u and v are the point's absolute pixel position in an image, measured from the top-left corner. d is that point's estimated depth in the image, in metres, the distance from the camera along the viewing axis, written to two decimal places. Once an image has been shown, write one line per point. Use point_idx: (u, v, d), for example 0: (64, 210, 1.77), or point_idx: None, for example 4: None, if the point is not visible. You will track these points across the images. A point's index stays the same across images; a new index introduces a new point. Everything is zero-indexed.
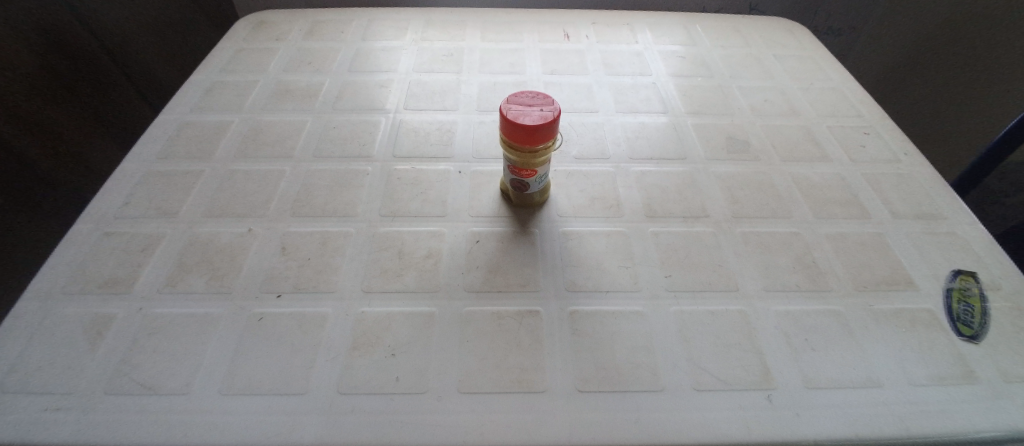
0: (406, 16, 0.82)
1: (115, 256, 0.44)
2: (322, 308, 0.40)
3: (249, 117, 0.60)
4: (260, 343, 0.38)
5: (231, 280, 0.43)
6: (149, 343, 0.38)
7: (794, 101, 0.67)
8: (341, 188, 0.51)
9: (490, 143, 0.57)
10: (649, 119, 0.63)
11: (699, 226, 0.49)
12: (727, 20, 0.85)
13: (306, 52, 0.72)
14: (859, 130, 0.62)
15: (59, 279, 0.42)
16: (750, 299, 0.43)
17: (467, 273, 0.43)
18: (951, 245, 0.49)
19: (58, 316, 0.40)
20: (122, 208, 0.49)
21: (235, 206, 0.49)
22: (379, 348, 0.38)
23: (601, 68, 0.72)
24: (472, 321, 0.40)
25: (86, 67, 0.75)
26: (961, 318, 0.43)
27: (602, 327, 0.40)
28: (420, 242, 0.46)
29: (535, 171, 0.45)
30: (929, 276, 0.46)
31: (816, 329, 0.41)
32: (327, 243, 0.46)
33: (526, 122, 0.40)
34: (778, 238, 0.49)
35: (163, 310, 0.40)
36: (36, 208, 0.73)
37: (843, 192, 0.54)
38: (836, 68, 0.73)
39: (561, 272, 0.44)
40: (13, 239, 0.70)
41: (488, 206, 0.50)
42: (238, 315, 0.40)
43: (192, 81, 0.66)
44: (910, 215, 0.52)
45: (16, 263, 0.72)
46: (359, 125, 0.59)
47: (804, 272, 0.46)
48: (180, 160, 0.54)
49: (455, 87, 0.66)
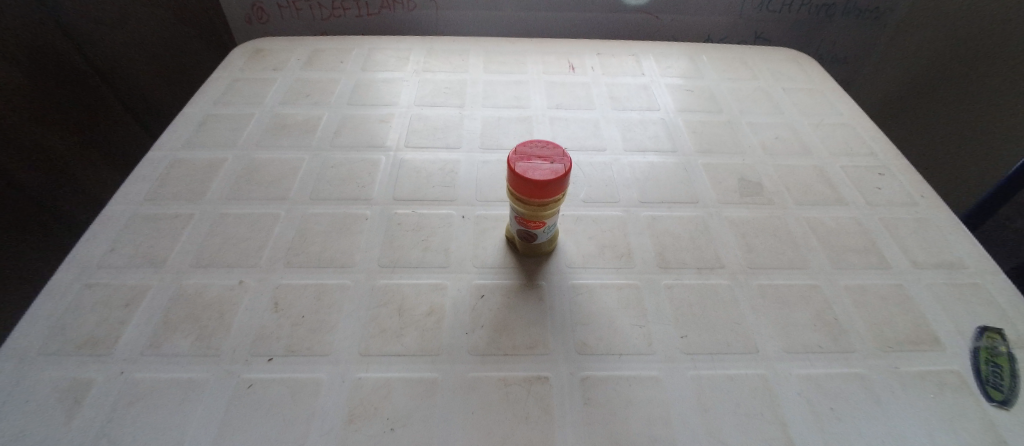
0: (407, 44, 0.80)
1: (96, 311, 0.42)
2: (315, 373, 0.38)
3: (243, 154, 0.58)
4: (249, 414, 0.35)
5: (219, 340, 0.40)
6: (128, 413, 0.35)
7: (807, 139, 0.65)
8: (338, 234, 0.49)
9: (495, 184, 0.55)
10: (658, 159, 0.61)
11: (713, 278, 0.47)
12: (733, 51, 0.84)
13: (304, 83, 0.70)
14: (874, 171, 0.61)
15: (34, 338, 0.40)
16: (770, 362, 0.41)
17: (472, 332, 0.41)
18: (975, 298, 0.47)
19: (30, 381, 0.37)
20: (105, 255, 0.46)
21: (226, 254, 0.47)
22: (376, 420, 0.35)
23: (607, 102, 0.70)
24: (476, 389, 0.37)
25: (84, 95, 0.73)
26: (990, 380, 0.40)
27: (614, 395, 0.38)
28: (421, 297, 0.43)
29: (543, 223, 0.43)
30: (954, 332, 0.44)
31: (839, 396, 0.39)
32: (323, 297, 0.43)
33: (535, 176, 0.38)
34: (796, 291, 0.46)
35: (146, 374, 0.38)
36: (39, 238, 0.71)
37: (861, 239, 0.52)
38: (847, 103, 0.72)
39: (570, 330, 0.42)
40: (16, 272, 0.69)
41: (493, 255, 0.48)
42: (226, 381, 0.37)
43: (183, 114, 0.63)
44: (930, 264, 0.50)
45: (19, 298, 0.70)
46: (358, 163, 0.57)
47: (825, 330, 0.43)
48: (169, 202, 0.52)
49: (458, 122, 0.64)
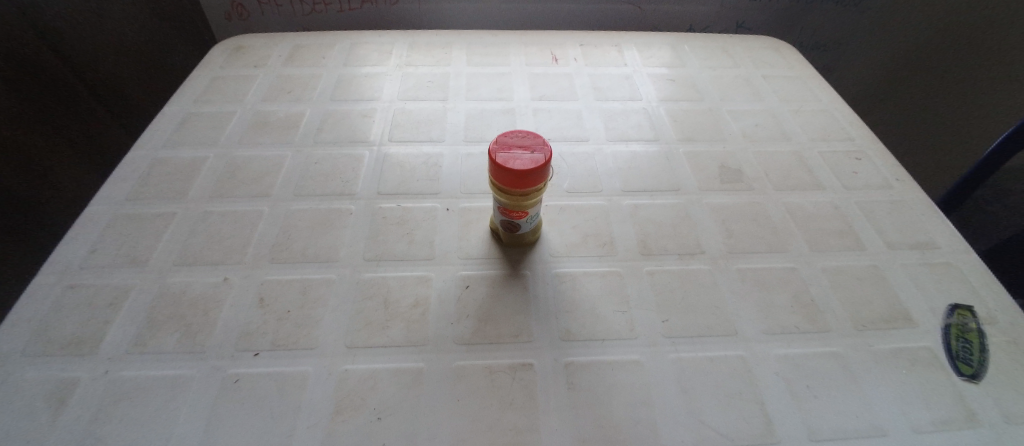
0: (389, 38, 0.80)
1: (80, 311, 0.42)
2: (302, 367, 0.38)
3: (224, 152, 0.58)
4: (237, 409, 0.36)
5: (205, 337, 0.40)
6: (114, 412, 0.35)
7: (787, 126, 0.66)
8: (322, 229, 0.49)
9: (479, 176, 0.56)
10: (641, 148, 0.61)
11: (695, 264, 0.48)
12: (716, 39, 0.84)
13: (285, 79, 0.70)
14: (851, 156, 0.62)
15: (16, 340, 0.39)
16: (749, 343, 0.42)
17: (457, 323, 0.41)
18: (947, 277, 0.48)
19: (14, 383, 0.36)
20: (87, 256, 0.46)
21: (209, 252, 0.47)
22: (364, 411, 0.36)
23: (590, 93, 0.70)
24: (463, 377, 0.38)
25: (62, 97, 0.72)
26: (960, 356, 0.42)
27: (598, 379, 0.38)
28: (406, 290, 0.44)
29: (526, 213, 0.43)
30: (927, 311, 0.45)
31: (816, 374, 0.40)
32: (309, 292, 0.43)
33: (515, 167, 0.38)
34: (774, 274, 0.48)
35: (133, 373, 0.38)
36: (16, 240, 0.70)
37: (838, 222, 0.53)
38: (826, 90, 0.73)
39: (554, 318, 0.42)
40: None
41: (477, 247, 0.48)
42: (213, 377, 0.37)
43: (163, 113, 0.63)
44: (904, 245, 0.51)
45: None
46: (341, 158, 0.57)
47: (803, 311, 0.45)
48: (151, 201, 0.52)
49: (442, 116, 0.64)
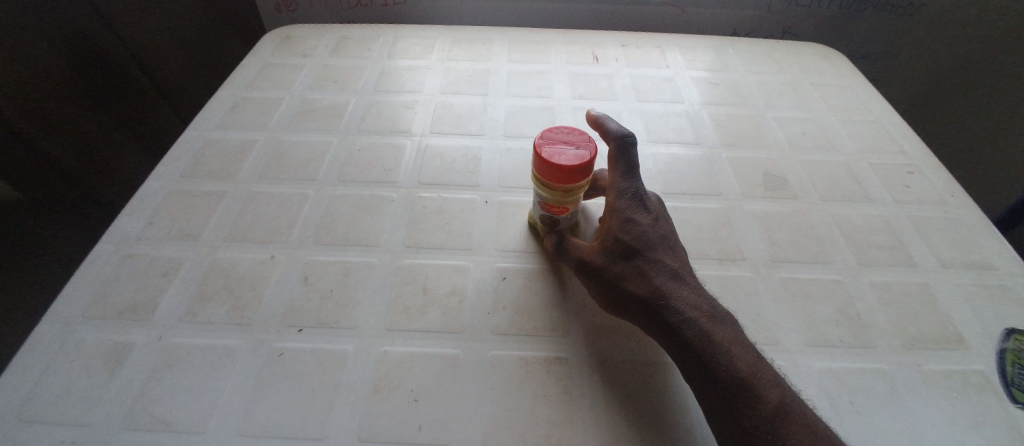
0: (430, 33, 0.81)
1: (137, 280, 0.44)
2: (342, 346, 0.39)
3: (272, 136, 0.60)
4: (280, 382, 0.37)
5: (251, 311, 0.42)
6: (166, 376, 0.37)
7: (834, 136, 0.64)
8: (364, 215, 0.50)
9: (517, 171, 0.56)
10: (681, 151, 0.61)
11: (734, 270, 0.47)
12: (760, 45, 0.83)
13: (331, 69, 0.72)
14: (903, 169, 0.60)
15: (79, 304, 0.42)
16: (789, 354, 0.41)
17: (493, 313, 0.42)
18: (1005, 299, 0.46)
19: (76, 343, 0.39)
20: (144, 228, 0.48)
21: (256, 231, 0.48)
22: (400, 393, 0.36)
23: (631, 93, 0.70)
24: (497, 367, 0.38)
25: (119, 80, 0.76)
26: (1016, 382, 0.40)
27: (634, 379, 0.38)
28: (444, 278, 0.45)
29: (566, 209, 0.44)
30: (980, 334, 0.43)
31: (860, 390, 0.38)
32: (350, 275, 0.45)
33: (560, 162, 0.38)
34: (818, 285, 0.46)
35: (183, 341, 0.39)
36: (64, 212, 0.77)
37: (887, 236, 0.52)
38: (876, 100, 0.70)
39: (590, 315, 0.42)
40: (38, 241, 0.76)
41: (514, 240, 0.48)
42: (257, 350, 0.39)
43: (216, 97, 0.65)
44: (958, 264, 0.49)
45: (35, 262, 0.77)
46: (383, 148, 0.59)
47: (849, 326, 0.43)
48: (202, 180, 0.54)
49: (482, 110, 0.65)
